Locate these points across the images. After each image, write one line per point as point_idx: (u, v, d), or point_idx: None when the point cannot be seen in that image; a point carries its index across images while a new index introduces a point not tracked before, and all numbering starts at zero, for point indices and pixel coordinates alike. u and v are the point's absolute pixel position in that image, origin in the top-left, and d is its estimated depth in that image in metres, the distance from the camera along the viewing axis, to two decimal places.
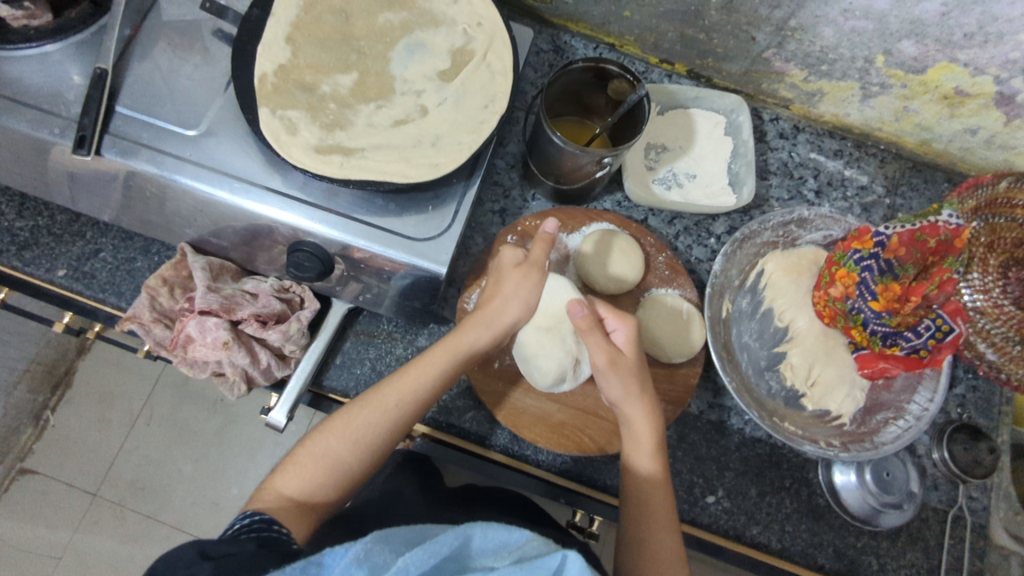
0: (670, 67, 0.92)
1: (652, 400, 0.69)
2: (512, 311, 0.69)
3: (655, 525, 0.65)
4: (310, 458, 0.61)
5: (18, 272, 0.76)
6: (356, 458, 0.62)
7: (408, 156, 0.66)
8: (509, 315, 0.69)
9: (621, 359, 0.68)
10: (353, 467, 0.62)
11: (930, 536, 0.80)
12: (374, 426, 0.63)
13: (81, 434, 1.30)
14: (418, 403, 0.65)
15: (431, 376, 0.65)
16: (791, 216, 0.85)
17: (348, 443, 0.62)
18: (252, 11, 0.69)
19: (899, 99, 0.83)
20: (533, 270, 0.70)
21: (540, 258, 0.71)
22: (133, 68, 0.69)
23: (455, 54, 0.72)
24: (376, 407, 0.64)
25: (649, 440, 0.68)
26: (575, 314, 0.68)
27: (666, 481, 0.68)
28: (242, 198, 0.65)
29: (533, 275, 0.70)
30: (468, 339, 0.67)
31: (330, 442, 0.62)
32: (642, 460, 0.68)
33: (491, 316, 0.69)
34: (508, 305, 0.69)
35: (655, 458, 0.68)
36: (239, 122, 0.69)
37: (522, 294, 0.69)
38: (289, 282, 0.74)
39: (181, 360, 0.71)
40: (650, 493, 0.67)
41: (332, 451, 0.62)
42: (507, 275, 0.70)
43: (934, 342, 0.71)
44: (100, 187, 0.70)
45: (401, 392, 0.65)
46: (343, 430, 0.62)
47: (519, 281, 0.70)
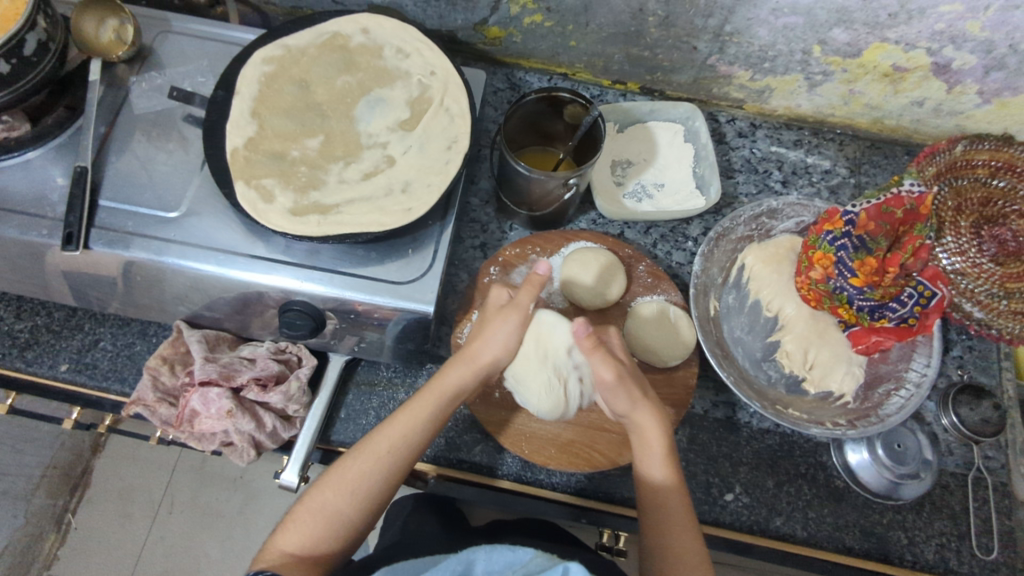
0: (623, 87, 0.96)
1: (659, 407, 0.69)
2: (494, 350, 0.71)
3: (675, 530, 0.65)
4: (308, 513, 0.62)
5: (22, 373, 0.77)
6: (352, 509, 0.63)
7: (382, 206, 0.69)
8: (490, 354, 0.70)
9: (626, 372, 0.68)
10: (350, 516, 0.62)
11: (954, 502, 0.80)
12: (369, 474, 0.64)
13: (102, 532, 1.29)
14: (411, 447, 0.66)
15: (419, 422, 0.67)
16: (760, 208, 0.87)
17: (346, 494, 0.63)
18: (217, 92, 0.72)
19: (843, 84, 0.86)
20: (512, 310, 0.71)
21: (523, 302, 0.71)
22: (112, 162, 0.72)
23: (413, 103, 0.75)
24: (369, 454, 0.65)
25: (659, 448, 0.68)
26: (580, 333, 0.66)
27: (681, 487, 0.68)
28: (228, 268, 0.68)
29: (512, 316, 0.71)
30: (452, 379, 0.69)
31: (328, 496, 0.63)
32: (653, 468, 0.68)
33: (472, 354, 0.70)
34: (487, 346, 0.71)
35: (667, 466, 0.68)
36: (218, 197, 0.72)
37: (501, 334, 0.71)
38: (285, 343, 0.76)
39: (188, 435, 0.73)
40: (668, 501, 0.67)
41: (331, 504, 0.62)
42: (491, 317, 0.72)
43: (919, 308, 0.74)
44: (92, 280, 0.72)
45: (392, 437, 0.66)
46: (339, 483, 0.63)
47: (498, 322, 0.71)
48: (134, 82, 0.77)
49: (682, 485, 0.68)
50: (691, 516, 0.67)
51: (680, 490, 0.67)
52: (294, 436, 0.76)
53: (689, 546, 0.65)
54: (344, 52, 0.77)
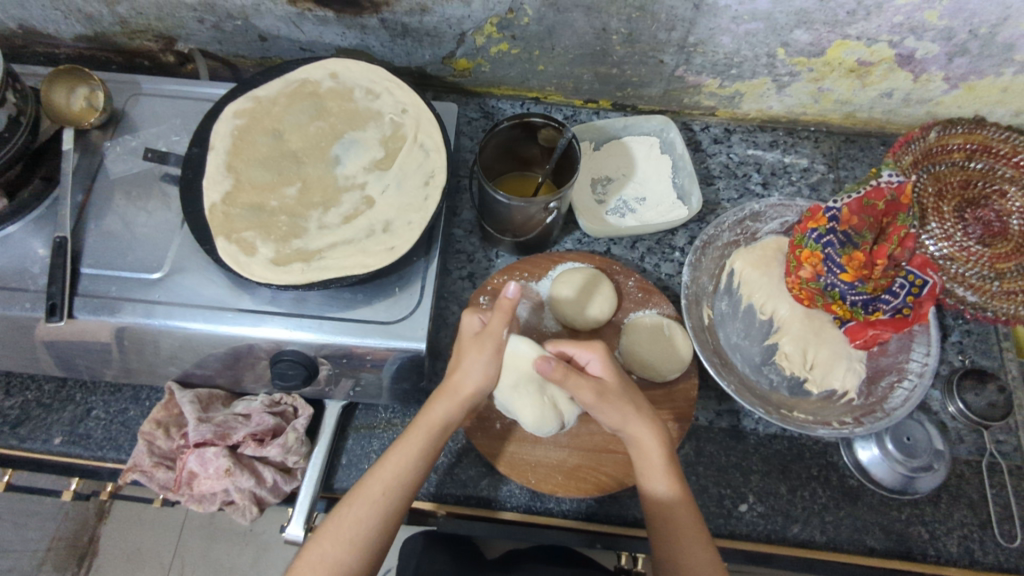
0: (595, 105, 0.97)
1: (652, 417, 0.68)
2: (475, 382, 0.68)
3: (686, 541, 0.64)
4: (309, 567, 0.60)
5: (16, 450, 0.76)
6: (354, 559, 0.61)
7: (364, 247, 0.68)
8: (472, 385, 0.68)
9: (607, 389, 0.67)
10: (351, 565, 0.61)
11: (972, 490, 0.78)
12: (366, 521, 0.63)
13: None
14: (405, 486, 0.65)
15: (409, 460, 0.66)
16: (744, 212, 0.87)
17: (343, 543, 0.62)
18: (192, 149, 0.73)
19: (811, 83, 0.87)
20: (489, 341, 0.68)
21: (497, 329, 0.68)
22: (92, 229, 0.72)
23: (387, 142, 0.75)
24: (364, 501, 0.64)
25: (660, 462, 0.67)
26: (546, 369, 0.65)
27: (688, 498, 0.67)
28: (216, 325, 0.67)
29: (488, 347, 0.68)
30: (437, 414, 0.67)
31: (325, 546, 0.61)
32: (658, 484, 0.67)
33: (455, 387, 0.69)
34: (467, 377, 0.68)
35: (670, 480, 0.67)
36: (200, 253, 0.71)
37: (480, 366, 0.68)
38: (279, 395, 0.75)
39: (188, 497, 0.71)
40: (677, 517, 0.65)
41: (330, 556, 0.61)
42: (467, 347, 0.70)
43: (913, 297, 0.74)
44: (80, 350, 0.71)
45: (384, 479, 0.65)
46: (336, 533, 0.62)
47: (474, 354, 0.68)
48: (108, 147, 0.77)
49: (688, 498, 0.67)
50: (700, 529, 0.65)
51: (687, 503, 0.66)
52: (296, 488, 0.75)
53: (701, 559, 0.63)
54: (314, 97, 0.78)
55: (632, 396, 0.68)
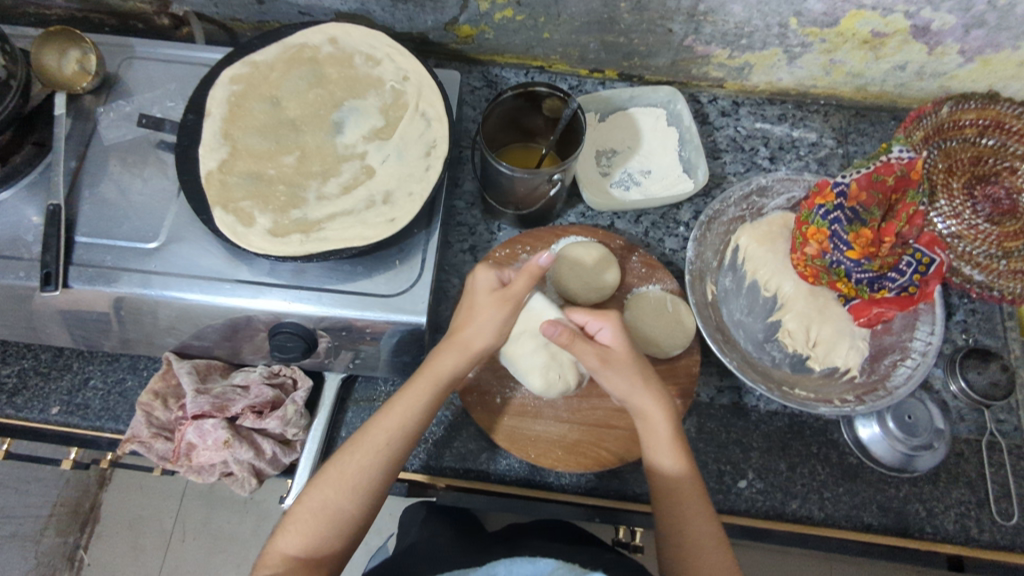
0: (601, 75, 0.94)
1: (659, 389, 0.68)
2: (485, 338, 0.67)
3: (689, 518, 0.64)
4: (309, 513, 0.61)
5: (13, 420, 0.76)
6: (354, 505, 0.62)
7: (364, 219, 0.67)
8: (481, 341, 0.67)
9: (610, 355, 0.67)
10: (353, 511, 0.62)
11: (971, 468, 0.79)
12: (369, 469, 0.63)
13: (118, 566, 1.28)
14: (408, 435, 0.65)
15: (413, 411, 0.65)
16: (750, 187, 0.86)
17: (346, 491, 0.62)
18: (187, 116, 0.71)
19: (823, 55, 0.85)
20: (504, 303, 0.67)
21: (518, 291, 0.67)
22: (86, 197, 0.71)
23: (388, 110, 0.73)
24: (368, 449, 0.63)
25: (665, 436, 0.66)
26: (552, 333, 0.65)
27: (694, 475, 0.66)
28: (214, 295, 0.66)
29: (497, 308, 0.67)
30: (444, 367, 0.66)
31: (328, 494, 0.62)
32: (665, 460, 0.66)
33: (465, 340, 0.67)
34: (478, 328, 0.67)
35: (677, 454, 0.67)
36: (197, 223, 0.70)
37: (490, 321, 0.67)
38: (277, 366, 0.74)
39: (186, 469, 0.71)
40: (683, 493, 0.65)
41: (332, 503, 0.61)
42: (478, 301, 0.68)
43: (919, 276, 0.72)
44: (77, 319, 0.70)
45: (387, 429, 0.64)
46: (339, 481, 0.62)
47: (492, 313, 0.67)
48: (102, 112, 0.75)
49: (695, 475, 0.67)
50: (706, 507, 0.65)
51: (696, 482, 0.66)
52: (295, 460, 0.75)
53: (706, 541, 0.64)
54: (312, 63, 0.75)
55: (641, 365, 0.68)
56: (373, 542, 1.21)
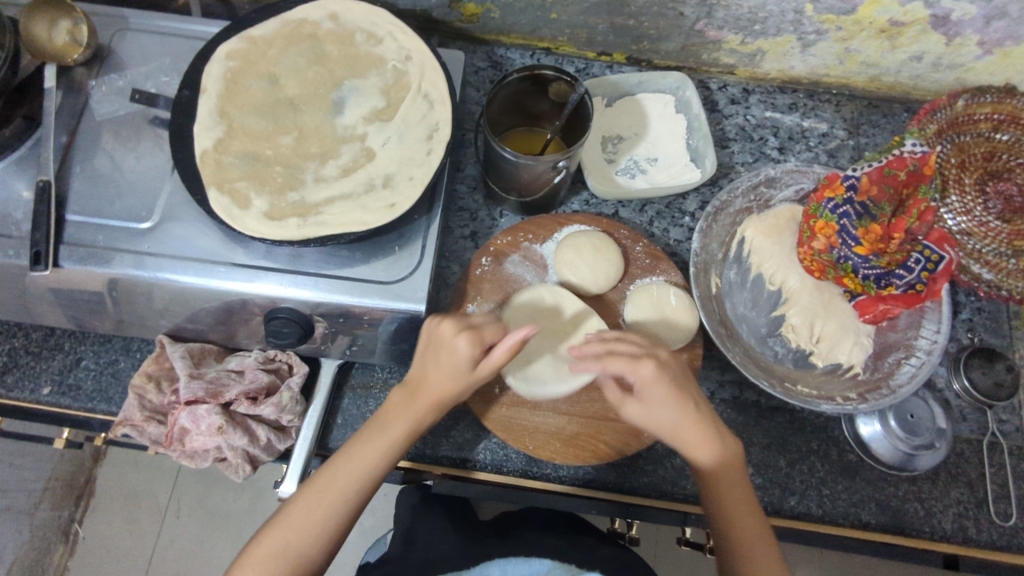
0: (609, 58, 0.92)
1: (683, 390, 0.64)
2: (452, 386, 0.64)
3: (733, 508, 0.64)
4: (267, 556, 0.59)
5: (4, 399, 0.75)
6: (316, 550, 0.60)
7: (363, 203, 0.65)
8: (449, 389, 0.64)
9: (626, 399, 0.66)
10: (312, 558, 0.60)
11: (970, 468, 0.78)
12: (332, 515, 0.61)
13: (112, 541, 1.28)
14: (375, 482, 0.64)
15: (378, 458, 0.64)
16: (758, 178, 0.84)
17: (307, 537, 0.60)
18: (182, 92, 0.69)
19: (837, 43, 0.83)
20: (473, 348, 0.63)
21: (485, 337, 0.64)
22: (77, 173, 0.69)
23: (390, 91, 0.71)
24: (332, 495, 0.62)
25: (697, 432, 0.64)
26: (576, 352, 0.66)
27: (731, 463, 0.65)
28: (208, 278, 0.65)
29: (461, 351, 0.63)
30: (414, 415, 0.65)
31: (288, 538, 0.60)
32: (701, 453, 0.64)
33: (432, 387, 0.65)
34: (450, 384, 0.64)
35: (712, 446, 0.65)
36: (192, 203, 0.68)
37: (455, 366, 0.63)
38: (273, 352, 0.73)
39: (179, 454, 0.70)
40: (722, 484, 0.65)
41: (293, 547, 0.59)
42: (440, 344, 0.64)
43: (927, 274, 0.71)
44: (67, 299, 0.69)
45: (357, 478, 0.63)
46: (300, 527, 0.60)
47: (455, 357, 0.63)
48: (93, 86, 0.73)
49: (743, 472, 0.66)
50: (751, 497, 0.65)
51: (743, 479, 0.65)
52: (290, 447, 0.74)
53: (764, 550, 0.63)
54: (312, 40, 0.73)
55: (681, 401, 0.64)
56: (367, 524, 1.21)
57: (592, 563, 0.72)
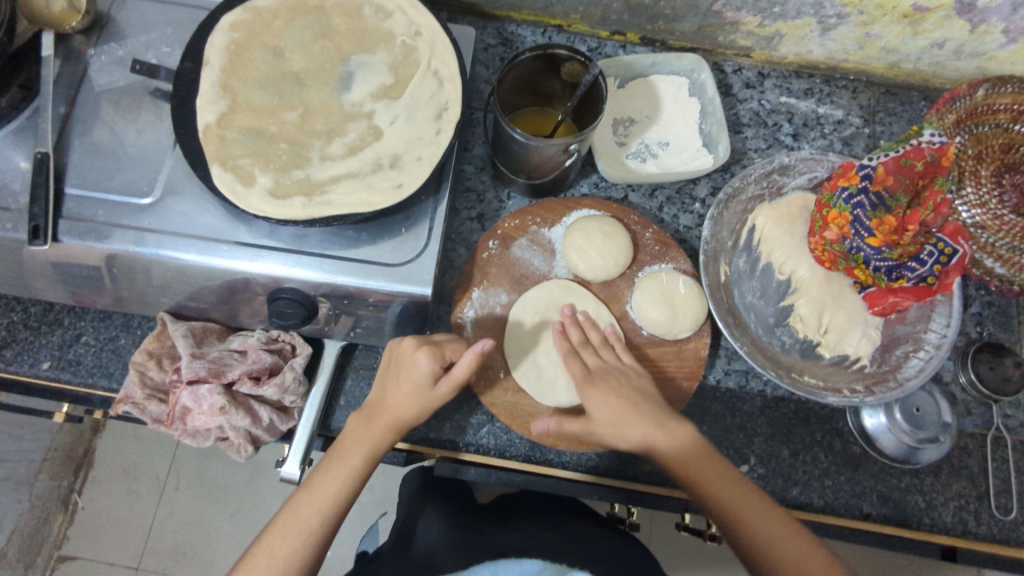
0: (623, 38, 0.89)
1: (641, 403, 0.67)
2: (411, 406, 0.65)
3: (723, 489, 0.64)
4: None
5: (3, 373, 0.74)
6: None
7: (370, 183, 0.64)
8: (409, 408, 0.65)
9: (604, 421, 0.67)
10: None
11: (973, 462, 0.78)
12: (299, 546, 0.61)
13: (111, 512, 1.29)
14: (339, 508, 0.63)
15: (342, 481, 0.64)
16: (772, 165, 0.82)
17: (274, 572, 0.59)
18: (184, 64, 0.66)
19: (858, 27, 0.80)
20: (429, 364, 0.63)
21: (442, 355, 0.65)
22: (76, 145, 0.67)
23: (398, 68, 0.69)
24: (298, 528, 0.61)
25: (657, 426, 0.65)
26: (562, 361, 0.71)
27: (699, 445, 0.65)
28: (211, 257, 0.63)
29: (419, 367, 0.64)
30: (375, 435, 0.65)
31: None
32: (669, 444, 0.65)
33: (391, 406, 0.65)
34: (412, 404, 0.65)
35: (675, 433, 0.65)
36: (194, 178, 0.67)
37: (411, 384, 0.64)
38: (276, 332, 0.72)
39: (182, 432, 0.70)
40: (702, 467, 0.64)
41: None
42: (400, 365, 0.65)
43: (940, 267, 0.69)
44: (66, 273, 0.68)
45: (320, 509, 0.62)
46: (268, 562, 0.60)
47: (411, 375, 0.64)
48: (92, 54, 0.70)
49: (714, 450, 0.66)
50: (733, 472, 0.65)
51: (725, 463, 0.65)
52: (293, 427, 0.74)
53: (783, 530, 0.63)
54: (319, 12, 0.70)
55: (622, 415, 0.66)
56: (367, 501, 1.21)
57: (591, 554, 0.72)
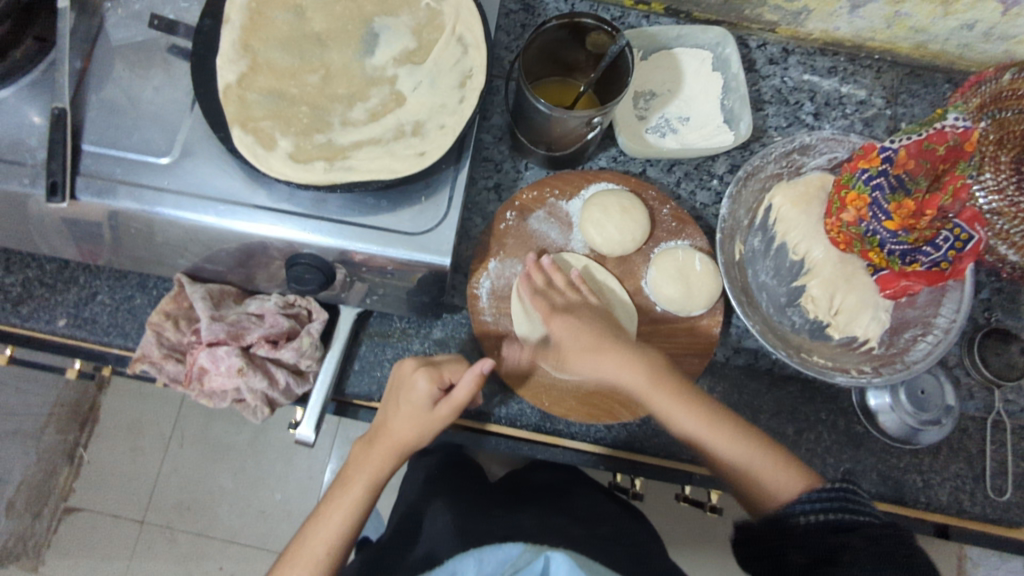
0: (647, 7, 0.87)
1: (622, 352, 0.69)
2: (411, 431, 0.65)
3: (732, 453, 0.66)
4: None
5: (19, 329, 0.74)
6: None
7: (393, 150, 0.63)
8: (408, 434, 0.65)
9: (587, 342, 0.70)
10: None
11: (972, 445, 0.80)
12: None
13: (117, 466, 1.31)
14: (345, 537, 0.64)
15: (347, 508, 0.65)
16: (793, 144, 0.82)
17: None
18: (203, 21, 0.65)
19: (888, 6, 0.79)
20: (428, 389, 0.64)
21: (442, 378, 0.66)
22: (92, 101, 0.66)
23: (421, 32, 0.68)
24: (307, 558, 0.63)
25: (669, 403, 0.66)
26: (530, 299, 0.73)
27: (706, 418, 0.66)
28: (230, 220, 0.63)
29: (419, 390, 0.65)
30: (376, 462, 0.66)
31: None
32: (684, 423, 0.66)
33: (391, 431, 0.66)
34: (411, 427, 0.65)
35: (693, 417, 0.66)
36: (213, 139, 0.66)
37: (411, 408, 0.65)
38: (293, 297, 0.73)
39: (198, 393, 0.71)
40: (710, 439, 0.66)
41: None
42: (401, 390, 0.66)
43: (954, 252, 0.68)
44: (82, 230, 0.67)
45: (327, 538, 0.64)
46: None
47: (411, 400, 0.65)
48: (108, 7, 0.68)
49: (723, 417, 0.67)
50: (743, 437, 0.67)
51: (734, 423, 0.67)
52: (308, 390, 0.75)
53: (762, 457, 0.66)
54: None
55: (596, 341, 0.69)
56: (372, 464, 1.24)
57: (592, 535, 0.75)
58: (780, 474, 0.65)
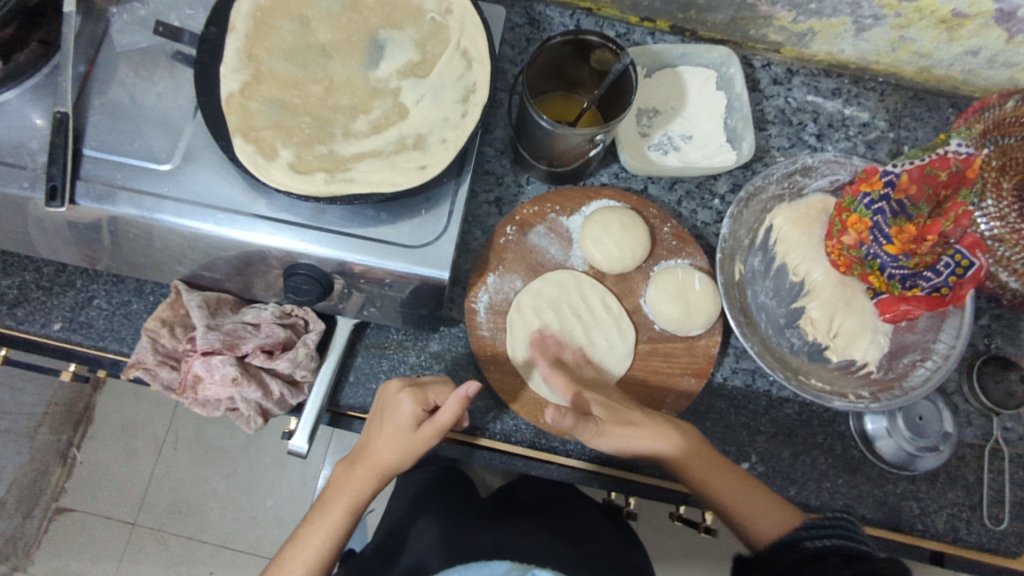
0: (652, 25, 0.87)
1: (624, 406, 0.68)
2: (392, 453, 0.64)
3: (710, 481, 0.69)
4: None
5: (14, 332, 0.74)
6: None
7: (394, 163, 0.63)
8: (389, 456, 0.65)
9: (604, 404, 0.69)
10: None
11: (969, 473, 0.79)
12: None
13: (110, 468, 1.30)
14: (325, 558, 0.64)
15: (327, 529, 0.65)
16: (795, 165, 0.82)
17: None
18: (208, 29, 0.65)
19: (893, 30, 0.79)
20: (411, 412, 0.63)
21: (426, 400, 0.64)
22: (94, 106, 0.66)
23: (426, 45, 0.68)
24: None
25: (648, 432, 0.67)
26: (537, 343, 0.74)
27: (687, 444, 0.68)
28: (230, 228, 0.63)
29: (402, 412, 0.63)
30: (357, 483, 0.66)
31: None
32: (668, 444, 0.68)
33: (373, 453, 0.65)
34: (393, 450, 0.64)
35: (670, 439, 0.68)
36: (214, 146, 0.66)
37: (392, 431, 0.64)
38: (290, 307, 0.73)
39: (191, 401, 0.70)
40: (688, 464, 0.68)
41: None
42: (384, 411, 0.65)
43: (954, 278, 0.68)
44: (81, 235, 0.67)
45: (307, 559, 0.64)
46: None
47: (393, 422, 0.64)
48: (114, 12, 0.68)
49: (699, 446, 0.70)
50: (720, 465, 0.70)
51: (715, 455, 0.70)
52: (302, 400, 0.74)
53: (733, 486, 0.69)
54: None
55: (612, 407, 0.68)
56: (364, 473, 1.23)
57: (585, 557, 0.74)
58: (757, 503, 0.69)
